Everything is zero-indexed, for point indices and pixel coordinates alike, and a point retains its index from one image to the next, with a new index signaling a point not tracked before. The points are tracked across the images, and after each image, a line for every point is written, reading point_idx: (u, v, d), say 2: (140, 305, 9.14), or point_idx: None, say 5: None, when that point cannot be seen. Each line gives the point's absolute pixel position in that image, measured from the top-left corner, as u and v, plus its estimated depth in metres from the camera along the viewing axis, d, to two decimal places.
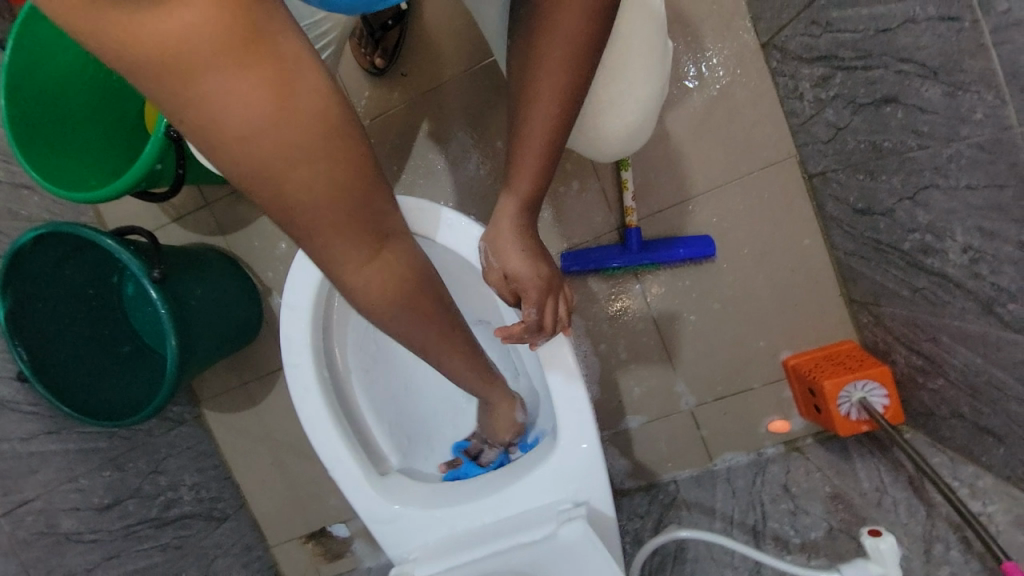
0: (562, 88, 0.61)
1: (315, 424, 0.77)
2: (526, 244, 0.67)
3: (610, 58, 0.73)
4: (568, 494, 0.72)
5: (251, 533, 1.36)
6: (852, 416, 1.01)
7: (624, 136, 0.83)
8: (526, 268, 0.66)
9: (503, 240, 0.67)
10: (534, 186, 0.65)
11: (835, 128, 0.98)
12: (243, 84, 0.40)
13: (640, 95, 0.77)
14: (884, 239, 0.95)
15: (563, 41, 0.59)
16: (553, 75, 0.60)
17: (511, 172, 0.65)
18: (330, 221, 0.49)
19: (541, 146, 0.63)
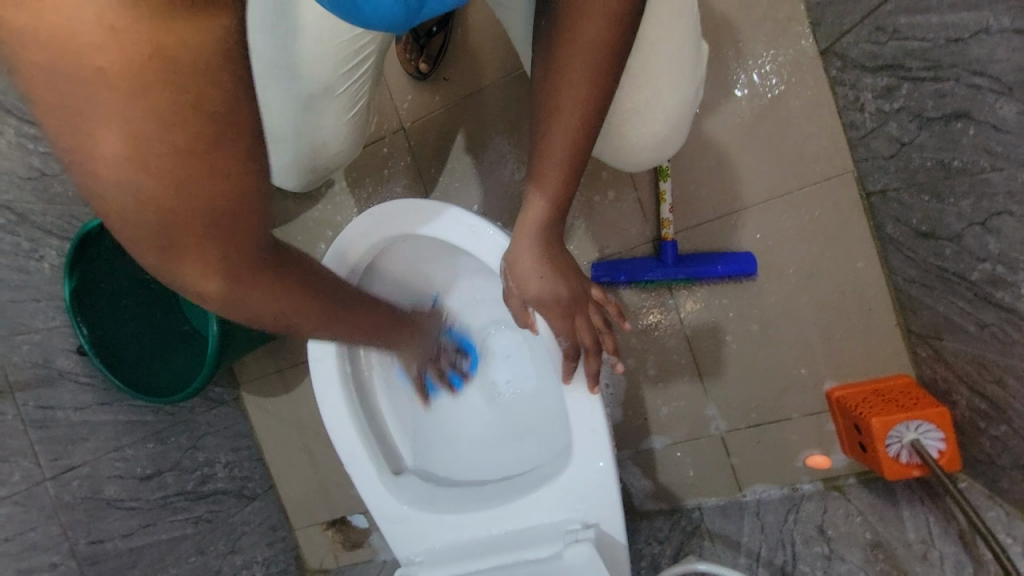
0: (586, 98, 0.59)
1: (334, 417, 0.79)
2: (550, 263, 0.65)
3: (637, 61, 0.69)
4: (577, 513, 0.69)
5: (277, 515, 1.42)
6: (901, 458, 0.91)
7: (653, 145, 0.79)
8: (551, 286, 0.65)
9: (523, 258, 0.66)
10: (557, 199, 0.64)
11: (898, 143, 0.90)
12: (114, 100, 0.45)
13: (668, 99, 0.74)
14: (949, 267, 0.87)
15: (585, 51, 0.57)
16: (574, 86, 0.59)
17: (533, 183, 0.64)
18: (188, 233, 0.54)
19: (563, 159, 0.62)
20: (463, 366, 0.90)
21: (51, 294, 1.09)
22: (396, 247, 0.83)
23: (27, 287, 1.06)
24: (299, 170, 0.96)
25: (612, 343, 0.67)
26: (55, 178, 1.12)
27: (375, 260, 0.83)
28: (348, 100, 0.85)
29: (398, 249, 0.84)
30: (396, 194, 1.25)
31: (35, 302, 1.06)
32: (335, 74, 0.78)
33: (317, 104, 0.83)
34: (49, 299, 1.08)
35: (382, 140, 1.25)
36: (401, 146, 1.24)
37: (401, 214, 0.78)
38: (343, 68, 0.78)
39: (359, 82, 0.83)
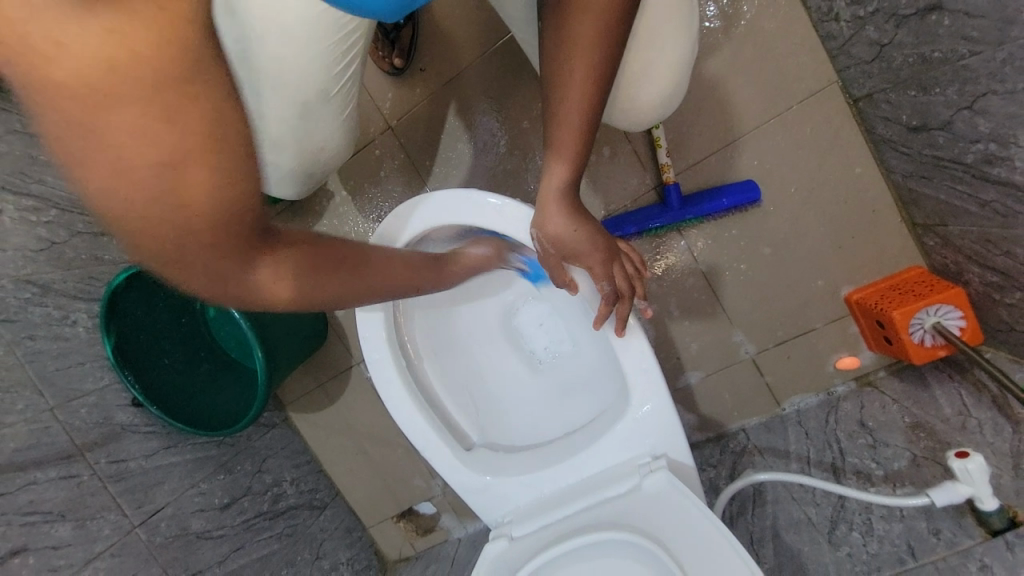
0: (595, 63, 0.62)
1: (400, 410, 0.83)
2: (577, 223, 0.69)
3: (647, 15, 0.72)
4: (644, 448, 0.75)
5: (350, 518, 1.50)
6: (925, 342, 0.97)
7: (656, 105, 0.82)
8: (583, 243, 0.69)
9: (552, 223, 0.69)
10: (576, 162, 0.67)
11: (879, 45, 0.92)
12: (115, 107, 0.42)
13: (669, 57, 0.76)
14: (944, 154, 0.90)
15: (590, 19, 0.60)
16: (584, 54, 0.62)
17: (552, 148, 0.67)
18: (200, 244, 0.50)
19: (580, 122, 0.65)
20: (501, 338, 0.94)
21: (93, 355, 1.12)
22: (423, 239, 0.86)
23: (71, 353, 1.09)
24: (296, 175, 0.97)
25: (643, 290, 0.73)
26: (66, 245, 1.14)
27: None
28: (341, 103, 0.86)
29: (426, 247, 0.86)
30: (397, 193, 1.27)
31: (82, 366, 1.10)
32: (328, 75, 0.80)
33: (313, 107, 0.84)
34: (93, 360, 1.12)
35: (372, 143, 1.26)
36: (393, 144, 1.25)
37: (427, 204, 0.81)
38: (333, 71, 0.79)
39: (349, 82, 0.85)
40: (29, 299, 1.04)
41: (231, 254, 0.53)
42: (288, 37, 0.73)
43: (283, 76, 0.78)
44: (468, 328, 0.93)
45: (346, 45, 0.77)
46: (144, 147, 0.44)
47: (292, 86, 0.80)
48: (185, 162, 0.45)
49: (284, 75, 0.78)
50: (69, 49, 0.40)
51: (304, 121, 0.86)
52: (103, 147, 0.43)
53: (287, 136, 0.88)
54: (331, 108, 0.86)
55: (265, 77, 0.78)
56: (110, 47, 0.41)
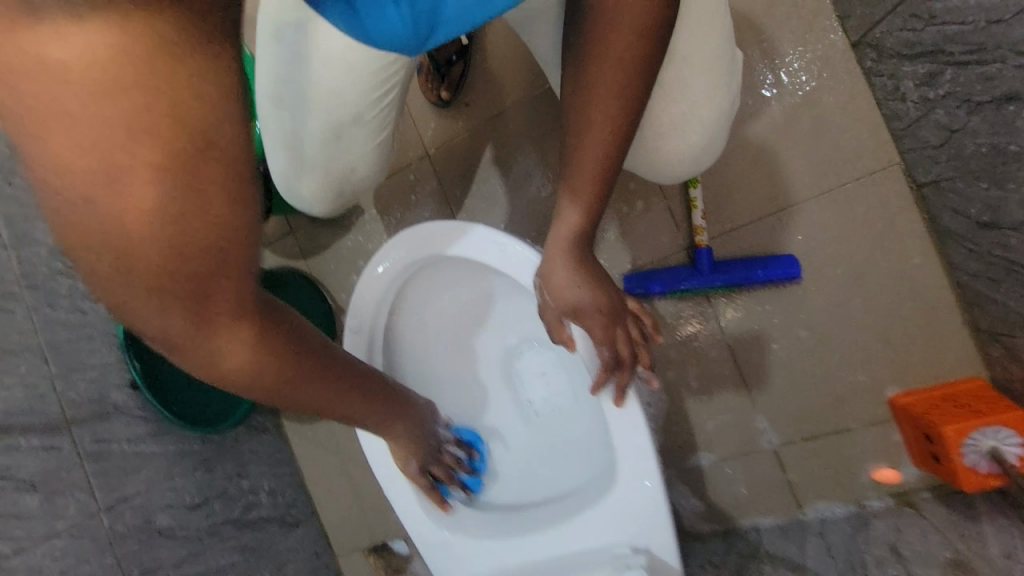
0: (617, 113, 0.59)
1: (372, 441, 0.78)
2: (583, 279, 0.64)
3: (668, 76, 0.70)
4: (625, 536, 0.66)
5: (320, 542, 1.43)
6: (979, 467, 0.84)
7: (687, 158, 0.79)
8: (585, 301, 0.63)
9: (556, 274, 0.64)
10: (589, 213, 0.63)
11: (948, 131, 0.84)
12: (89, 108, 0.38)
13: (699, 114, 0.74)
14: (1018, 257, 0.80)
15: (614, 67, 0.57)
16: (604, 102, 0.59)
17: (565, 198, 0.64)
18: (164, 300, 0.44)
19: (596, 173, 0.61)
20: (497, 382, 0.88)
21: (104, 331, 1.15)
22: (427, 268, 0.82)
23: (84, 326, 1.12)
24: (330, 196, 0.96)
25: (647, 359, 0.65)
26: None
27: (401, 290, 0.83)
28: (375, 128, 0.85)
29: (425, 272, 0.82)
30: (424, 218, 1.27)
31: (91, 340, 1.12)
32: (365, 100, 0.78)
33: (347, 133, 0.83)
34: (103, 336, 1.14)
35: (408, 166, 1.27)
36: (428, 170, 1.26)
37: (433, 232, 0.77)
38: (366, 96, 0.77)
39: (387, 109, 0.83)
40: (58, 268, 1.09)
41: (199, 323, 0.47)
42: (330, 58, 0.73)
43: (324, 96, 0.77)
44: (463, 365, 0.88)
45: (388, 71, 0.75)
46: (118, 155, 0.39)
47: (330, 109, 0.79)
48: (147, 170, 0.40)
49: (321, 95, 0.77)
50: (69, 46, 0.37)
51: (337, 144, 0.85)
52: (63, 157, 0.39)
53: (320, 159, 0.87)
54: (366, 134, 0.85)
55: (305, 95, 0.78)
56: (101, 46, 0.37)
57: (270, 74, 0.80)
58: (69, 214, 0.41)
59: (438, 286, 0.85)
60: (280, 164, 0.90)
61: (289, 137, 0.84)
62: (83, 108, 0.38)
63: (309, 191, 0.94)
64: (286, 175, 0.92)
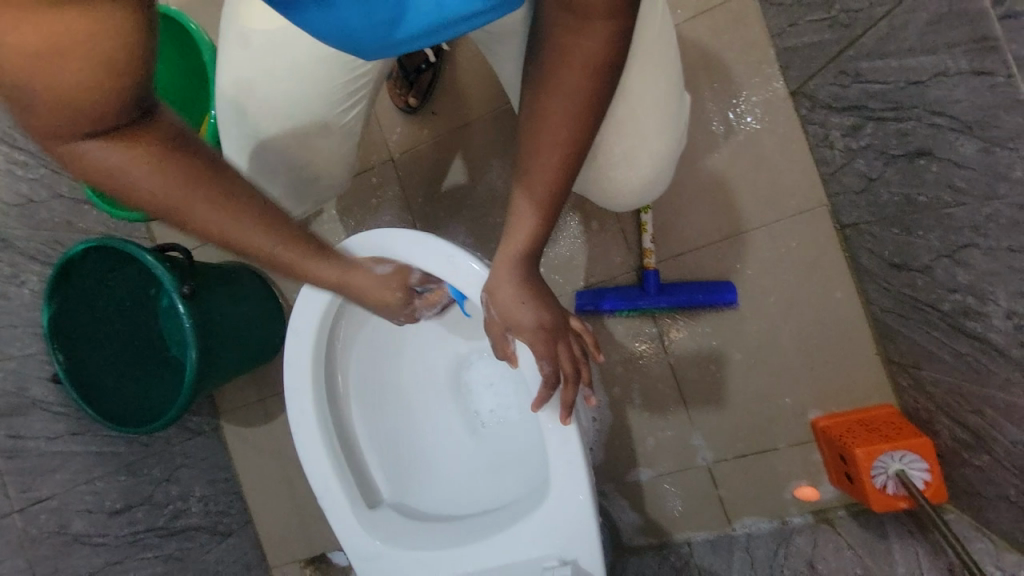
0: (567, 141, 0.62)
1: (309, 448, 0.77)
2: (528, 296, 0.66)
3: (619, 112, 0.74)
4: (555, 549, 0.67)
5: (253, 552, 1.37)
6: (887, 489, 0.91)
7: (639, 186, 0.83)
8: (530, 317, 0.65)
9: (503, 290, 0.66)
10: (538, 234, 0.66)
11: (867, 179, 0.93)
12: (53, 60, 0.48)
13: (650, 150, 0.79)
14: (922, 297, 0.88)
15: (564, 97, 0.60)
16: (554, 129, 0.61)
17: (516, 217, 0.66)
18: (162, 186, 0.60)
19: (545, 195, 0.64)
20: (443, 391, 0.88)
21: (29, 321, 1.08)
22: None
23: (6, 314, 1.05)
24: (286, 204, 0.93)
25: (588, 376, 0.68)
26: (43, 205, 1.15)
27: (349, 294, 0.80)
28: (338, 139, 0.84)
29: None
30: (384, 223, 1.27)
31: (13, 329, 1.05)
32: (328, 108, 0.79)
33: (308, 140, 0.82)
34: (26, 326, 1.07)
35: (371, 170, 1.27)
36: (391, 175, 1.26)
37: (387, 242, 0.77)
38: (334, 108, 0.79)
39: (352, 121, 0.83)
40: None
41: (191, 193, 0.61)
42: (298, 69, 0.75)
43: (286, 100, 0.77)
44: (410, 372, 0.88)
45: (353, 80, 0.77)
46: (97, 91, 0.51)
47: (291, 113, 0.78)
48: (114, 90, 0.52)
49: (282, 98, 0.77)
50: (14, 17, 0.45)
51: (303, 153, 0.83)
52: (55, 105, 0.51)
53: (284, 168, 0.85)
54: (333, 145, 0.85)
55: (264, 97, 0.77)
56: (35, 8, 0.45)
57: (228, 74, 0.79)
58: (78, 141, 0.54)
59: None
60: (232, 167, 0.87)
61: (244, 141, 0.82)
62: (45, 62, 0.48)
63: None
64: None
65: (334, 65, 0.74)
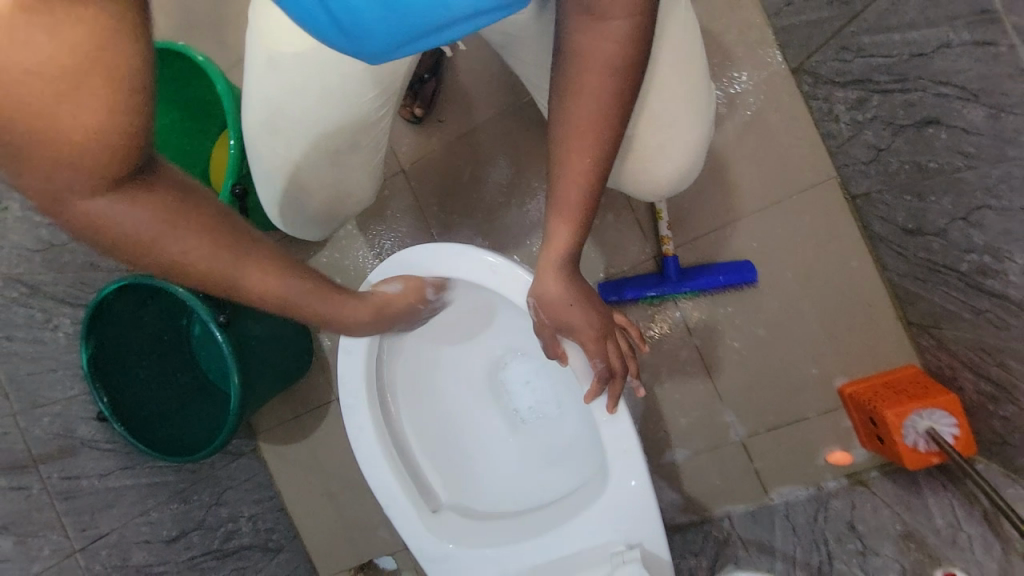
0: (595, 146, 0.64)
1: (370, 461, 0.80)
2: (575, 298, 0.68)
3: (648, 109, 0.77)
4: (619, 535, 0.71)
5: (304, 566, 1.41)
6: (919, 446, 0.94)
7: (671, 179, 0.86)
8: (579, 318, 0.68)
9: (552, 295, 0.68)
10: (577, 235, 0.68)
11: (876, 149, 0.95)
12: (62, 98, 0.45)
13: (680, 140, 0.81)
14: (939, 259, 0.90)
15: (592, 103, 0.63)
16: (581, 135, 0.64)
17: (555, 222, 0.68)
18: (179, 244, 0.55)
19: (582, 198, 0.66)
20: (487, 393, 0.91)
21: (68, 363, 1.10)
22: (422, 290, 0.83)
23: (46, 359, 1.07)
24: (323, 221, 0.96)
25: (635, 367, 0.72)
26: (65, 248, 1.14)
27: None
28: (370, 154, 0.87)
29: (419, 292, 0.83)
30: (401, 234, 1.29)
31: (54, 373, 1.08)
32: (360, 126, 0.81)
33: (342, 158, 0.84)
34: (66, 368, 1.10)
35: (384, 183, 1.29)
36: (403, 186, 1.28)
37: (427, 255, 0.79)
38: (363, 126, 0.80)
39: (381, 137, 0.85)
40: (15, 299, 1.05)
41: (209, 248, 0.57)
42: (325, 93, 0.76)
43: (319, 122, 0.79)
44: (454, 379, 0.91)
45: (383, 96, 0.78)
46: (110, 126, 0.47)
47: (326, 135, 0.80)
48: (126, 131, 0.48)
49: (315, 121, 0.78)
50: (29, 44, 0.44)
51: (336, 171, 0.86)
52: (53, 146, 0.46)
53: (321, 185, 0.88)
54: (363, 160, 0.87)
55: (298, 123, 0.79)
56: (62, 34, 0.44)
57: (257, 101, 0.80)
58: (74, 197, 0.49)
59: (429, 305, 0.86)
60: (268, 192, 0.89)
61: (281, 165, 0.84)
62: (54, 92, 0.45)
63: (302, 216, 0.93)
64: (275, 203, 0.90)
65: (363, 85, 0.75)
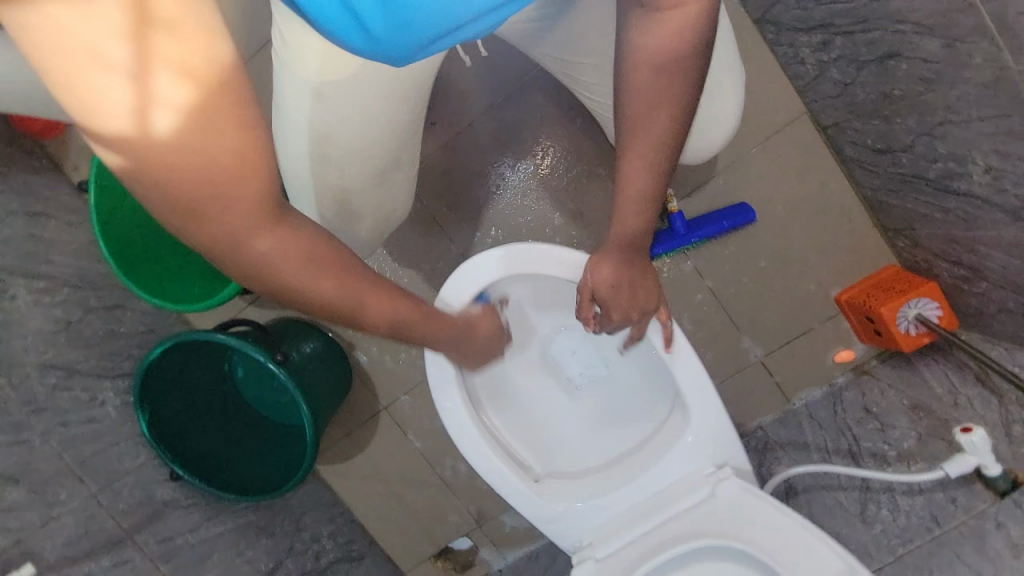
0: (659, 132, 0.72)
1: (472, 450, 0.88)
2: (632, 278, 0.78)
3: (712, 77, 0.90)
4: (708, 459, 0.82)
5: (388, 565, 1.50)
6: (911, 331, 1.11)
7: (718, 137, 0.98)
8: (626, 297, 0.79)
9: (612, 276, 0.78)
10: (646, 218, 0.77)
11: (842, 84, 1.06)
12: (205, 140, 0.48)
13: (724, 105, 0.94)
14: (908, 171, 1.04)
15: (653, 95, 0.71)
16: (647, 124, 0.72)
17: (623, 208, 0.76)
18: (297, 275, 0.58)
19: (651, 185, 0.74)
20: (553, 371, 1.00)
21: (126, 434, 1.11)
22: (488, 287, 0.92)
23: (105, 435, 1.07)
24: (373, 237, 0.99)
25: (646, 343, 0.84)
26: (81, 323, 1.12)
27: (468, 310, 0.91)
28: (409, 162, 0.91)
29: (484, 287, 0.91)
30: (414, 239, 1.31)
31: (117, 446, 1.08)
32: (405, 137, 0.85)
33: (390, 171, 0.88)
34: (127, 439, 1.11)
35: None
36: None
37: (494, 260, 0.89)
38: (401, 140, 0.85)
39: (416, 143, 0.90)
40: (55, 385, 1.02)
41: (327, 276, 0.60)
42: (366, 114, 0.78)
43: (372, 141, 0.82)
44: (522, 364, 0.99)
45: (423, 102, 0.83)
46: (240, 162, 0.50)
47: (377, 152, 0.84)
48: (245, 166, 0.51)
49: (367, 139, 0.82)
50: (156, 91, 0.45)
51: (376, 190, 0.90)
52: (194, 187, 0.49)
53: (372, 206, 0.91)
54: (407, 168, 0.92)
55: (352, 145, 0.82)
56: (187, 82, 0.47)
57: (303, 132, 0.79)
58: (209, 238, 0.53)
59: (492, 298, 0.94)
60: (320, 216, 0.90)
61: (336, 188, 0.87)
62: (193, 135, 0.48)
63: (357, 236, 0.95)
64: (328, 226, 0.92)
65: (410, 98, 0.80)
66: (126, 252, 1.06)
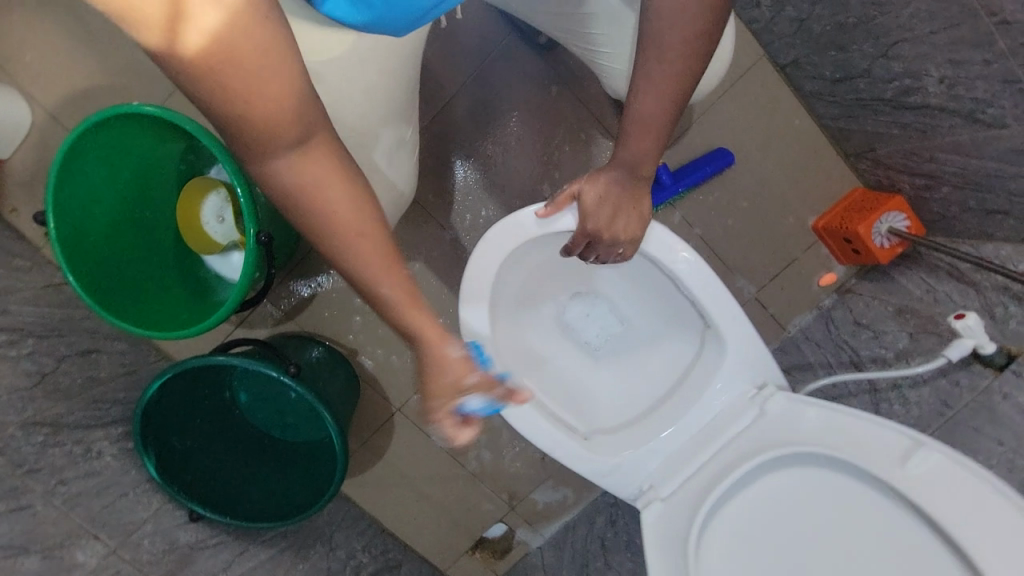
0: (676, 58, 0.76)
1: (524, 419, 0.89)
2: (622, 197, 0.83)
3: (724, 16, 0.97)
4: (749, 382, 0.88)
5: (426, 567, 1.47)
6: (885, 244, 1.21)
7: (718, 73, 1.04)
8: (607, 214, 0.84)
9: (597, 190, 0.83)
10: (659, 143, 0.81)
11: (798, 21, 1.13)
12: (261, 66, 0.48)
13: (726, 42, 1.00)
14: (866, 95, 1.12)
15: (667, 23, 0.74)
16: (665, 50, 0.75)
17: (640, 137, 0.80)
18: (333, 220, 0.56)
19: (667, 108, 0.79)
20: (580, 330, 1.02)
21: (132, 483, 1.04)
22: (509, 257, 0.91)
23: (109, 486, 0.99)
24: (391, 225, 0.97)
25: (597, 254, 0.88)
26: (57, 373, 0.98)
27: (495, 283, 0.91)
28: (411, 139, 0.91)
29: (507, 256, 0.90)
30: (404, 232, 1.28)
31: (127, 496, 1.02)
32: (404, 109, 0.86)
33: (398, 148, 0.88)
34: (134, 488, 1.03)
35: None
36: None
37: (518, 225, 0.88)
38: (404, 117, 0.86)
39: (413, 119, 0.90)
40: (46, 442, 0.92)
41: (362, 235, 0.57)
42: (371, 88, 0.79)
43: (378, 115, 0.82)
44: (549, 330, 1.00)
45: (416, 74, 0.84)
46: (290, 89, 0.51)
47: (383, 128, 0.83)
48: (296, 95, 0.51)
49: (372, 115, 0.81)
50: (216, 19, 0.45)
51: (389, 172, 0.88)
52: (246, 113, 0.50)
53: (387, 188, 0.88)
54: (410, 145, 0.91)
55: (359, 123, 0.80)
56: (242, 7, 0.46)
57: None
58: (267, 167, 0.54)
59: (513, 267, 0.93)
60: None
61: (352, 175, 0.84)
62: (254, 61, 0.48)
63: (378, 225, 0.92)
64: None
65: (407, 67, 0.81)
66: (103, 295, 0.96)
